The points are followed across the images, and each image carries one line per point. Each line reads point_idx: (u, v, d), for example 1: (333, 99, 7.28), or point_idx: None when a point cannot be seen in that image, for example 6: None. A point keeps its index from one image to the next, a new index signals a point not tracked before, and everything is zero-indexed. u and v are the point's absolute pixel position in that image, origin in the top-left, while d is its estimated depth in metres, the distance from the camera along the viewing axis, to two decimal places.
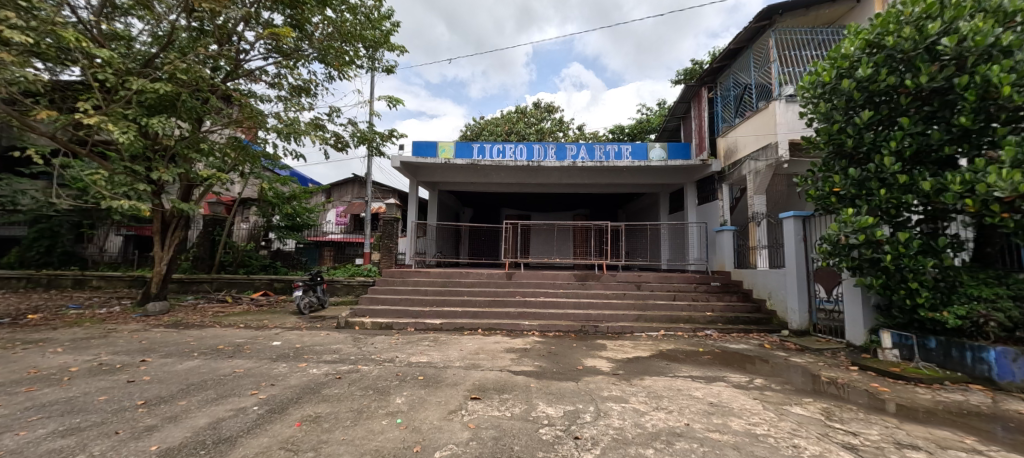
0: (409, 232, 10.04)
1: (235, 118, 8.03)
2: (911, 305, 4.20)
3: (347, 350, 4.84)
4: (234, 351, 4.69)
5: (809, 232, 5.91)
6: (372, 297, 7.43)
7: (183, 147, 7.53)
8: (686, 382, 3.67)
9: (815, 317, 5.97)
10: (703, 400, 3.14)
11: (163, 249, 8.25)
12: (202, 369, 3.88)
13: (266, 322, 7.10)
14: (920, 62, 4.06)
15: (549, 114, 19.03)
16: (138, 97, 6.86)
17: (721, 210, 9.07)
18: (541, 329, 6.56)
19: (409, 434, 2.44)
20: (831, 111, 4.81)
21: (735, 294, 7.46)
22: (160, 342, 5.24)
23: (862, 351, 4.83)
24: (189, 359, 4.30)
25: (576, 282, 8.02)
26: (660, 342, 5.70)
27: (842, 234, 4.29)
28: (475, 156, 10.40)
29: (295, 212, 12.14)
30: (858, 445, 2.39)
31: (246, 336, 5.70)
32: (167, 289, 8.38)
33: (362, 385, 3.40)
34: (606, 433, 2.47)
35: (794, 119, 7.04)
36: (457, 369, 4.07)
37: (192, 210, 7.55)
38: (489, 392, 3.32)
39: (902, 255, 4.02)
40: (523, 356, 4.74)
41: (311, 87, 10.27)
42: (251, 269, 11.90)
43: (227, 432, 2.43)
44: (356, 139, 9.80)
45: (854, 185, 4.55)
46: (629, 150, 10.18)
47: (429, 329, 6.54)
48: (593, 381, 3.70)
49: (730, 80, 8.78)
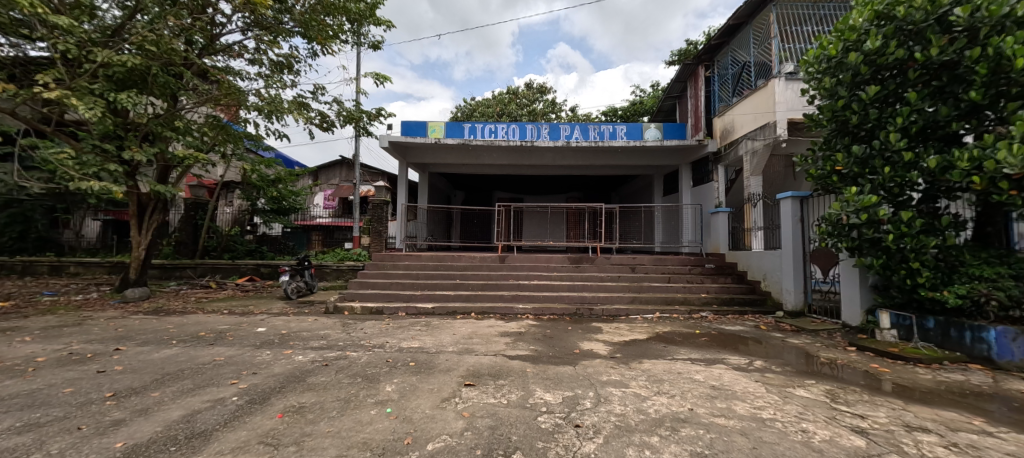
0: (399, 215, 9.84)
1: (213, 96, 7.70)
2: (911, 284, 4.14)
3: (335, 336, 4.67)
4: (216, 339, 4.47)
5: (808, 213, 5.82)
6: (362, 282, 7.22)
7: (157, 125, 7.15)
8: (685, 364, 3.57)
9: (810, 297, 5.91)
10: (705, 383, 3.06)
11: (140, 234, 7.86)
12: (180, 358, 3.66)
13: (251, 308, 6.87)
14: (931, 34, 3.89)
15: (541, 95, 18.62)
16: (104, 70, 6.35)
17: (717, 191, 8.88)
18: (536, 313, 6.41)
19: (399, 424, 2.30)
20: (836, 86, 4.63)
21: (730, 276, 7.40)
22: (137, 330, 4.99)
23: (859, 331, 4.78)
24: (166, 347, 4.08)
25: (570, 265, 7.90)
26: (655, 324, 5.61)
27: (844, 214, 4.26)
28: (466, 136, 10.09)
29: (280, 195, 11.83)
30: (868, 429, 2.30)
31: (229, 322, 5.50)
32: (146, 276, 7.99)
33: (351, 372, 3.24)
34: (608, 420, 2.35)
35: (795, 97, 6.86)
36: (450, 354, 3.93)
37: (171, 192, 7.20)
38: (484, 377, 3.18)
39: (905, 234, 3.96)
40: (519, 340, 4.61)
41: (293, 63, 9.80)
42: (236, 254, 11.65)
43: (203, 426, 2.25)
44: (342, 118, 9.43)
45: (858, 163, 4.44)
46: (624, 130, 9.94)
47: (420, 314, 6.37)
48: (591, 365, 3.59)
49: (729, 58, 8.49)
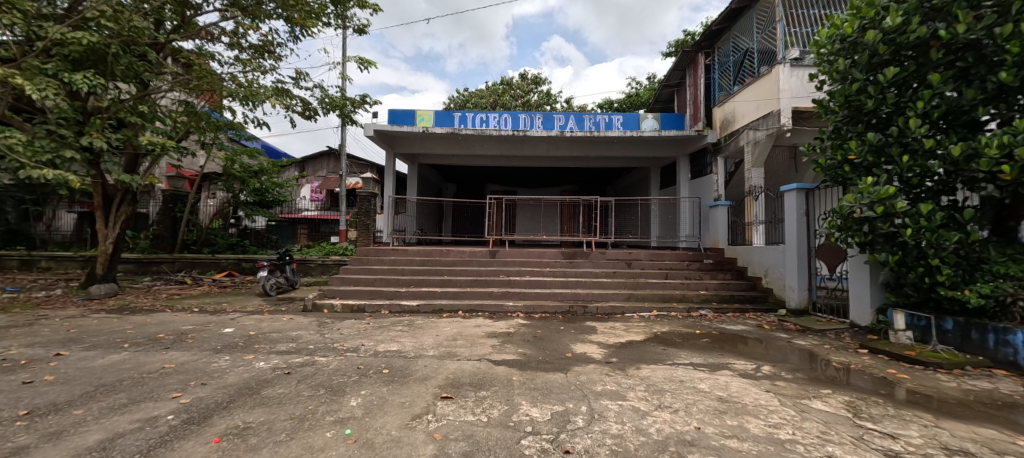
0: (387, 208, 9.44)
1: (185, 81, 7.23)
2: (929, 283, 3.85)
3: (306, 338, 4.29)
4: (173, 341, 4.06)
5: (813, 206, 5.51)
6: (344, 278, 6.84)
7: (121, 111, 6.65)
8: (687, 371, 3.23)
9: (815, 295, 5.62)
10: (711, 395, 2.73)
11: (107, 227, 7.39)
12: (124, 365, 3.26)
13: (225, 306, 6.46)
14: (958, 9, 3.54)
15: (536, 86, 18.11)
16: (59, 49, 5.85)
17: (716, 184, 8.50)
18: (526, 311, 6.06)
19: (356, 450, 1.93)
20: (851, 69, 4.29)
21: (729, 272, 7.10)
22: (91, 331, 4.57)
23: (869, 332, 4.50)
24: (115, 352, 3.67)
25: (564, 260, 7.56)
26: (653, 324, 5.29)
27: (857, 207, 3.97)
28: (456, 125, 9.66)
29: (263, 187, 11.35)
30: (904, 454, 1.98)
31: (196, 322, 5.09)
32: (114, 272, 7.53)
33: (314, 382, 2.86)
34: (603, 444, 2.01)
35: (800, 84, 6.52)
36: (430, 359, 3.57)
37: (137, 182, 6.72)
38: (465, 388, 2.82)
39: (924, 229, 3.66)
40: (506, 342, 4.26)
41: (274, 48, 9.31)
42: (216, 249, 11.19)
43: (118, 455, 1.87)
44: (325, 105, 8.97)
45: (872, 152, 4.13)
46: (620, 120, 9.58)
47: (404, 312, 6.01)
48: (584, 372, 3.23)
49: (730, 44, 8.11)
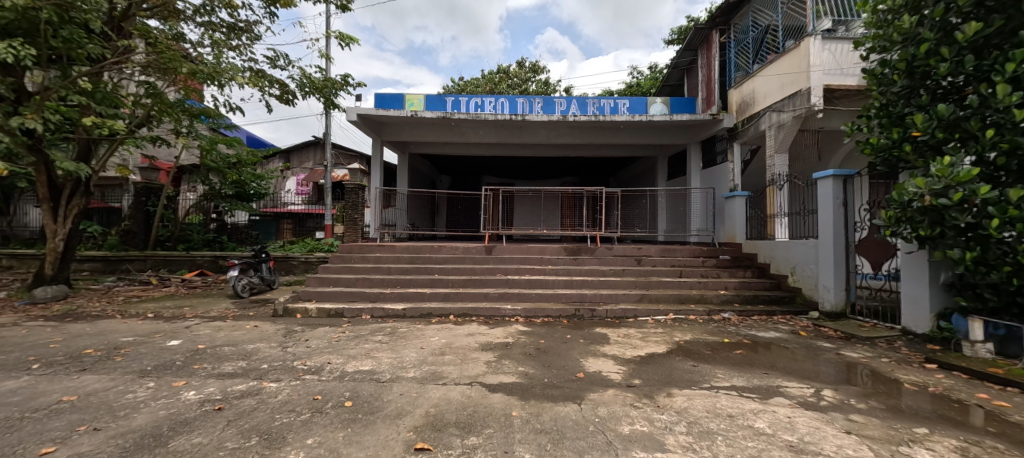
0: (374, 201, 8.70)
1: (146, 60, 6.47)
2: (1017, 285, 3.16)
3: (264, 354, 3.56)
4: (97, 360, 3.33)
5: (852, 195, 4.84)
6: (322, 278, 6.10)
7: (63, 88, 5.81)
8: (734, 400, 2.54)
9: (853, 295, 4.95)
10: (776, 440, 2.04)
11: (56, 222, 6.59)
12: (10, 398, 2.52)
13: (184, 310, 5.69)
14: None
15: (534, 74, 17.27)
16: None
17: (732, 173, 7.81)
18: (526, 315, 5.37)
19: None
20: (917, 28, 3.59)
21: (750, 269, 6.43)
22: (7, 345, 3.82)
23: (929, 341, 3.83)
24: (13, 377, 2.93)
25: (567, 257, 6.89)
26: (672, 330, 4.61)
27: (926, 193, 3.27)
28: (449, 110, 8.91)
29: (242, 179, 10.52)
30: None
31: (141, 332, 4.35)
32: (67, 272, 6.76)
33: (247, 426, 2.14)
34: None
35: (833, 58, 5.82)
36: (409, 384, 2.86)
37: (82, 170, 5.89)
38: (449, 432, 2.13)
39: (1016, 220, 2.96)
40: (504, 357, 3.56)
41: (250, 28, 8.53)
42: (191, 245, 10.41)
43: None
44: (305, 88, 8.18)
45: (942, 128, 3.43)
46: (627, 104, 8.85)
47: (388, 317, 5.29)
48: (603, 402, 2.53)
49: (749, 19, 7.39)
